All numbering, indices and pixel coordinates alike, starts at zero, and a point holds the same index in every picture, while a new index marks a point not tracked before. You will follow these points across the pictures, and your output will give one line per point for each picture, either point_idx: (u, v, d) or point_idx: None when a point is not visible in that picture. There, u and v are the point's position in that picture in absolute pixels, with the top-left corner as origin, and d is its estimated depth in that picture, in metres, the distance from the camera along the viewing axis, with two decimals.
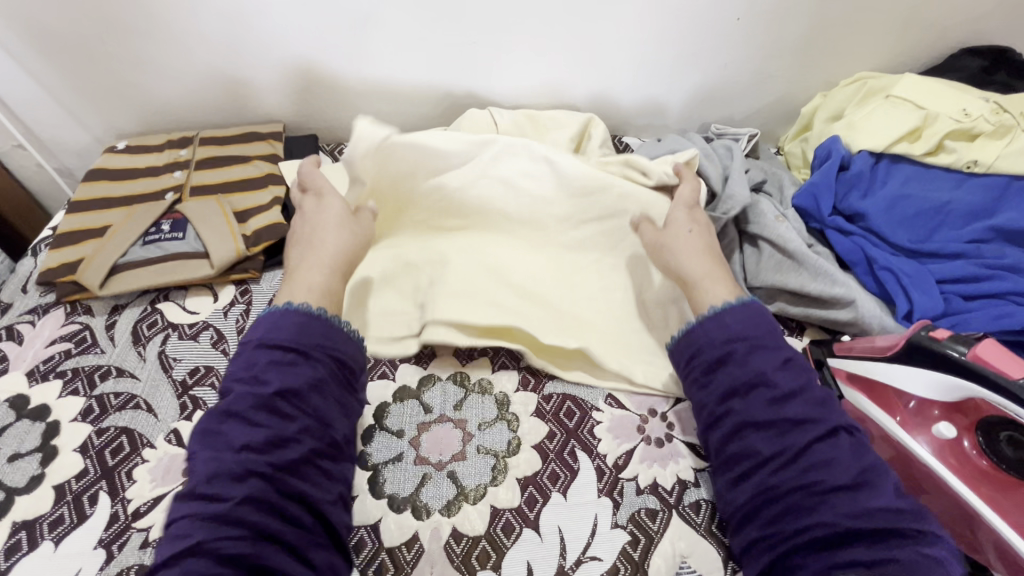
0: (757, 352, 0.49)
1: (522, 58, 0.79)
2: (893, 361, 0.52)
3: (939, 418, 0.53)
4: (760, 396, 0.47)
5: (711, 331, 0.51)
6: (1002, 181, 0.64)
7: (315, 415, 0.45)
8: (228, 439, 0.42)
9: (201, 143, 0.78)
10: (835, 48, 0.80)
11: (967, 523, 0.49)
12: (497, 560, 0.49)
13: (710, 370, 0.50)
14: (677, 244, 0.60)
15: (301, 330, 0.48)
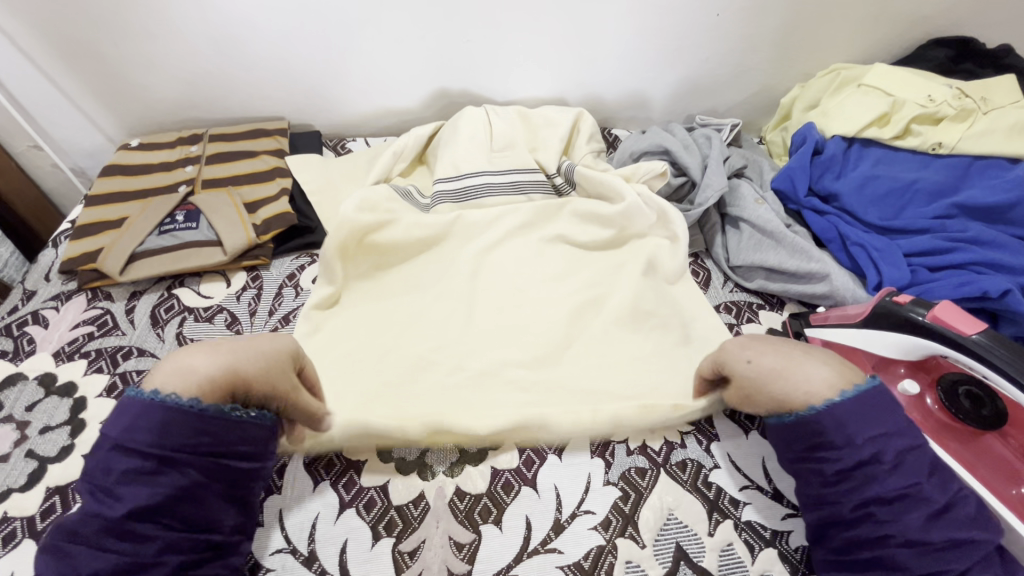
0: (909, 456, 0.42)
1: (514, 55, 0.84)
2: (863, 326, 0.57)
3: (902, 376, 0.57)
4: (916, 513, 0.41)
5: (840, 432, 0.44)
6: (964, 161, 0.68)
7: (185, 520, 0.41)
8: (74, 564, 0.38)
9: (210, 139, 0.83)
10: (811, 41, 0.84)
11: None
12: (497, 514, 0.53)
13: (846, 472, 0.43)
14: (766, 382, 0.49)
15: (161, 433, 0.41)
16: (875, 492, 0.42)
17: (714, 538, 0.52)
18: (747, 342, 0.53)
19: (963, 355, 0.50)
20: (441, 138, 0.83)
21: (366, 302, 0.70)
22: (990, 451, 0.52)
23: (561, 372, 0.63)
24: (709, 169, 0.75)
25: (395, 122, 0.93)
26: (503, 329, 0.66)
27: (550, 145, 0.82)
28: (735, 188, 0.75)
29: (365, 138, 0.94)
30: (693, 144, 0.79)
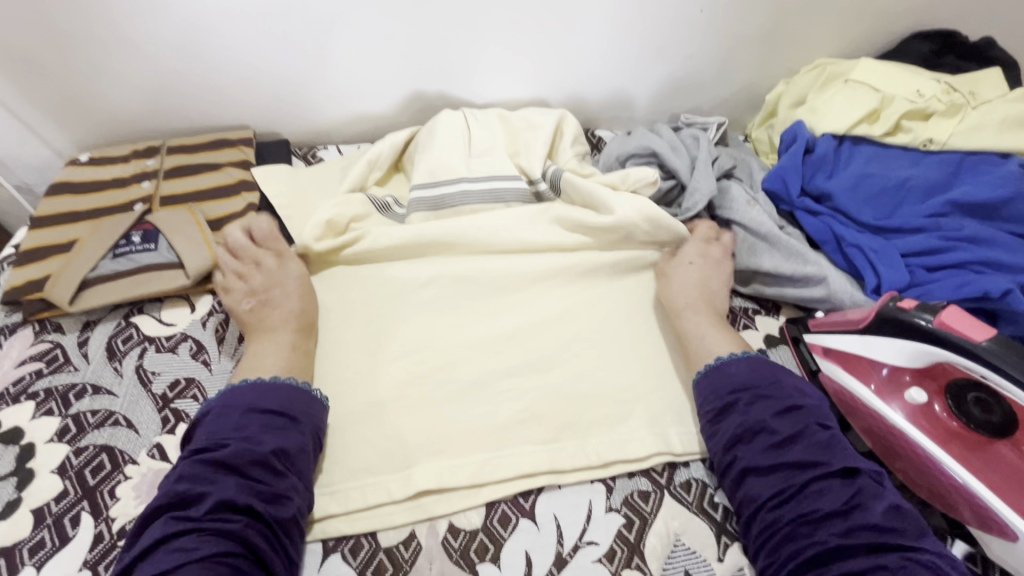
0: (758, 402, 0.52)
1: (491, 54, 0.80)
2: (866, 333, 0.55)
3: (908, 384, 0.55)
4: (762, 444, 0.49)
5: (717, 382, 0.54)
6: (956, 157, 0.66)
7: (299, 474, 0.48)
8: (223, 489, 0.44)
9: (168, 152, 0.77)
10: (795, 36, 0.82)
11: (943, 487, 0.50)
12: (495, 551, 0.49)
13: (715, 421, 0.52)
14: (674, 276, 0.66)
15: (292, 402, 0.51)
16: (735, 433, 0.51)
17: (724, 564, 0.49)
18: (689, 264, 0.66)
19: (974, 362, 0.47)
20: (417, 144, 0.79)
21: (340, 308, 0.66)
22: (1001, 462, 0.50)
23: (554, 391, 0.60)
24: (698, 171, 0.73)
25: (368, 128, 0.88)
26: (491, 347, 0.63)
27: (532, 150, 0.79)
28: (725, 189, 0.73)
29: (336, 146, 0.89)
30: (681, 145, 0.76)
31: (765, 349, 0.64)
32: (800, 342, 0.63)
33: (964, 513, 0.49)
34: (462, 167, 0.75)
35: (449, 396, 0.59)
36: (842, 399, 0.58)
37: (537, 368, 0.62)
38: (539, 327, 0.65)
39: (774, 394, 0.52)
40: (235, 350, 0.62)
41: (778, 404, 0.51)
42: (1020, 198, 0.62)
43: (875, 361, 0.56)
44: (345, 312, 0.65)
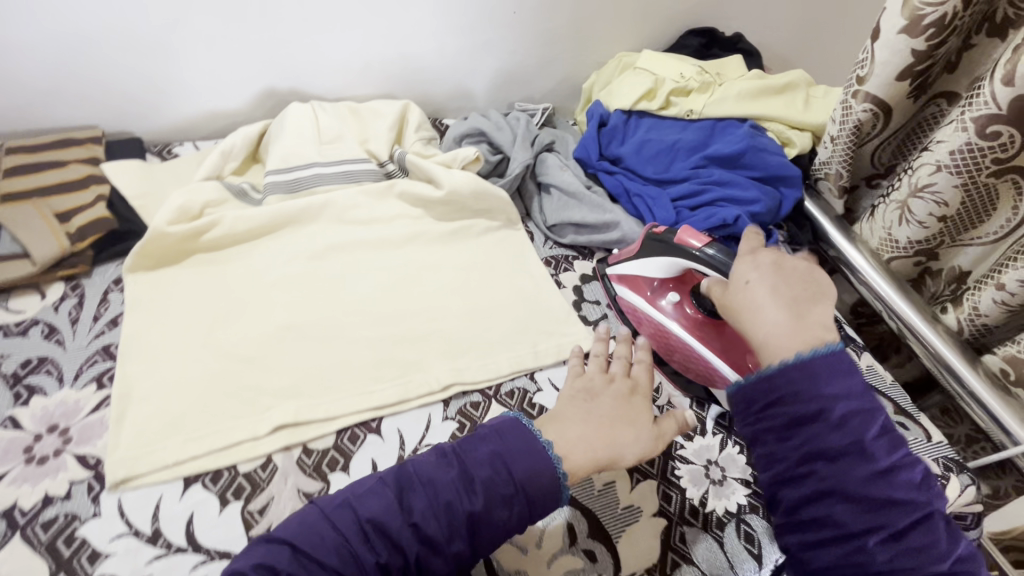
0: (854, 413, 0.43)
1: (334, 50, 0.88)
2: (638, 257, 0.71)
3: (670, 292, 0.70)
4: (860, 468, 0.42)
5: (800, 382, 0.44)
6: (710, 123, 0.85)
7: (472, 541, 0.45)
8: (434, 492, 0.45)
9: (8, 152, 0.77)
10: (596, 33, 0.99)
11: (700, 364, 0.67)
12: (345, 462, 0.58)
13: (796, 426, 0.44)
14: (744, 288, 0.51)
15: (534, 477, 0.46)
16: (821, 446, 0.43)
17: None
18: (777, 265, 0.52)
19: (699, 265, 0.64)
20: (270, 135, 0.85)
21: (196, 284, 0.71)
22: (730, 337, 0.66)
23: (400, 333, 0.69)
24: (519, 145, 0.86)
25: (225, 124, 0.93)
26: (344, 305, 0.71)
27: (379, 136, 0.89)
28: (544, 159, 0.87)
29: (192, 142, 0.92)
30: (507, 124, 0.90)
31: (580, 285, 0.79)
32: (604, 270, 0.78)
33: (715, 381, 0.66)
34: (312, 154, 0.84)
35: (305, 347, 0.66)
36: (633, 312, 0.73)
37: (385, 317, 0.71)
38: (388, 284, 0.74)
39: (866, 407, 0.44)
40: (90, 327, 0.65)
41: (875, 422, 0.43)
42: (751, 149, 0.81)
43: (648, 279, 0.71)
44: (203, 288, 0.71)
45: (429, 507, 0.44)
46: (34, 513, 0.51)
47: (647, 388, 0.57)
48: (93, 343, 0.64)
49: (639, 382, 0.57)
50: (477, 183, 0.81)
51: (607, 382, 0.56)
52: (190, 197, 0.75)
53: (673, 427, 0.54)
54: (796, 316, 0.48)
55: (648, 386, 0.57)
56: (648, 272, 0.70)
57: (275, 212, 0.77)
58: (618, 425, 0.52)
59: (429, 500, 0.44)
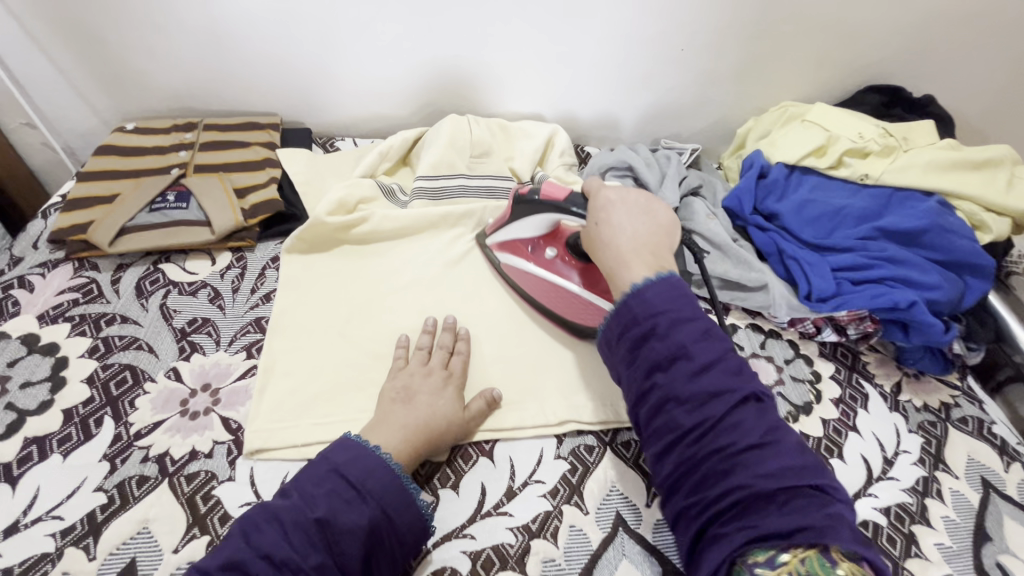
0: (681, 325, 0.50)
1: (496, 68, 0.91)
2: (509, 220, 0.72)
3: (546, 247, 0.73)
4: (684, 370, 0.48)
5: (637, 307, 0.52)
6: (887, 192, 0.76)
7: (338, 554, 0.46)
8: (281, 516, 0.47)
9: (205, 128, 0.87)
10: (764, 79, 0.94)
11: (576, 306, 0.69)
12: (455, 480, 0.57)
13: (635, 349, 0.51)
14: (603, 225, 0.59)
15: (369, 475, 0.50)
16: (656, 359, 0.49)
17: (651, 509, 0.57)
18: (628, 204, 0.60)
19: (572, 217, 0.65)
20: (423, 142, 0.89)
21: (341, 274, 0.75)
22: (594, 278, 0.69)
23: (521, 357, 0.68)
24: (667, 185, 0.83)
25: (383, 126, 0.99)
26: (470, 317, 0.72)
27: (526, 156, 0.89)
28: (690, 203, 0.83)
29: (352, 138, 0.98)
30: (656, 162, 0.87)
31: None
32: (483, 245, 0.79)
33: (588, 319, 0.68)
34: (462, 166, 0.87)
35: None
36: (518, 276, 0.74)
37: (508, 337, 0.70)
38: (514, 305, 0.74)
39: (691, 315, 0.50)
40: (247, 299, 0.71)
41: (696, 325, 0.50)
42: (936, 228, 0.71)
43: (525, 240, 0.74)
44: (346, 278, 0.74)
45: (278, 533, 0.46)
46: (181, 464, 0.55)
47: (460, 377, 0.63)
48: (247, 314, 0.69)
49: (455, 371, 0.63)
50: None
51: (413, 377, 0.61)
52: (349, 191, 0.80)
53: (481, 406, 0.60)
54: (637, 250, 0.56)
55: (461, 375, 0.63)
56: (524, 234, 0.73)
57: (420, 216, 0.80)
58: (438, 417, 0.57)
59: (277, 530, 0.46)
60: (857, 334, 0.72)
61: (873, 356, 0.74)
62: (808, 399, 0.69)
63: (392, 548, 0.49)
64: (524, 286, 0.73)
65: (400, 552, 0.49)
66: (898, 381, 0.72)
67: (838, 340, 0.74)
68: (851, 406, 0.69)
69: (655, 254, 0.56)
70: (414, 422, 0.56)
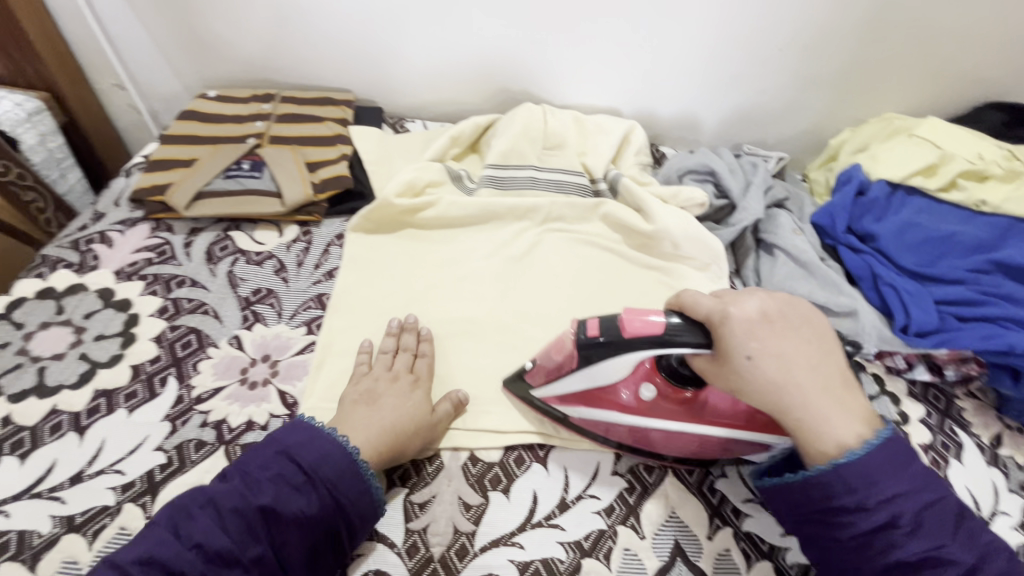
0: (927, 516, 0.42)
1: (576, 58, 0.87)
2: (580, 368, 0.54)
3: (632, 387, 0.55)
4: (945, 575, 0.40)
5: (863, 492, 0.42)
6: (1006, 222, 0.69)
7: (279, 543, 0.45)
8: (220, 507, 0.45)
9: (282, 101, 0.88)
10: (867, 87, 0.87)
11: (695, 443, 0.55)
12: (506, 484, 0.55)
13: (864, 540, 0.42)
14: (768, 366, 0.45)
15: (322, 461, 0.49)
16: (900, 557, 0.41)
17: (712, 543, 0.53)
18: (776, 327, 0.47)
19: (670, 347, 0.48)
20: (495, 129, 0.87)
21: (403, 257, 0.73)
22: (713, 406, 0.54)
23: None
24: (751, 194, 0.78)
25: (455, 111, 0.97)
26: (531, 314, 0.69)
27: (599, 152, 0.85)
28: (774, 216, 0.77)
29: (422, 121, 0.97)
30: (740, 169, 0.81)
31: None
32: (512, 383, 0.60)
33: (711, 452, 0.56)
34: (533, 157, 0.84)
35: (487, 348, 0.65)
36: (601, 428, 0.57)
37: None
38: (577, 306, 0.71)
39: (931, 496, 0.43)
40: (310, 274, 0.70)
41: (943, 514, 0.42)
42: None
43: (600, 386, 0.55)
44: (408, 263, 0.73)
45: (213, 521, 0.44)
46: (238, 432, 0.55)
47: (427, 380, 0.60)
48: (310, 289, 0.69)
49: (421, 374, 0.60)
50: (690, 225, 0.75)
51: (377, 383, 0.57)
52: (417, 174, 0.78)
53: (449, 408, 0.57)
54: (826, 392, 0.45)
55: (428, 376, 0.60)
56: (599, 381, 0.55)
57: (487, 205, 0.77)
58: (408, 422, 0.54)
59: (214, 519, 0.45)
60: (956, 376, 0.67)
61: (968, 402, 0.67)
62: None
63: (340, 535, 0.48)
64: (611, 436, 0.57)
65: (349, 539, 0.48)
66: (998, 433, 0.64)
67: (931, 380, 0.67)
68: (942, 455, 0.62)
69: (834, 385, 0.46)
70: (382, 428, 0.53)
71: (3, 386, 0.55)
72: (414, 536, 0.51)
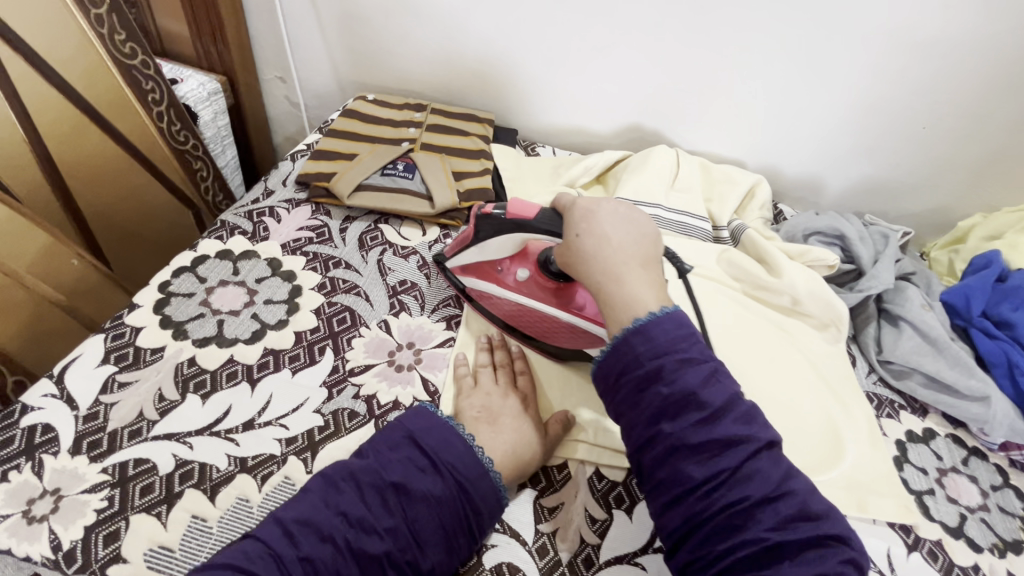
0: (685, 364, 0.43)
1: (715, 110, 0.91)
2: (476, 241, 0.65)
3: (516, 267, 0.66)
4: (692, 417, 0.42)
5: (639, 346, 0.45)
6: None
7: (410, 522, 0.47)
8: (350, 491, 0.48)
9: (432, 112, 0.95)
10: (1008, 175, 0.86)
11: (553, 328, 0.64)
12: (630, 505, 0.56)
13: (637, 390, 0.44)
14: (586, 237, 0.53)
15: (444, 446, 0.51)
16: (662, 406, 0.43)
17: None
18: (607, 213, 0.54)
19: (536, 230, 0.60)
20: (626, 164, 0.91)
21: None
22: (577, 301, 0.63)
23: None
24: (880, 264, 0.78)
25: (583, 142, 1.02)
26: None
27: (726, 200, 0.87)
28: (902, 288, 0.77)
29: (551, 147, 1.03)
30: (869, 238, 0.82)
31: (904, 441, 0.68)
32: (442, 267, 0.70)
33: (564, 339, 0.64)
34: (661, 196, 0.86)
35: None
36: (486, 301, 0.67)
37: None
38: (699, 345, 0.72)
39: (697, 353, 0.44)
40: None
41: (702, 365, 0.44)
42: None
43: (493, 261, 0.67)
44: None
45: (354, 493, 0.47)
46: (386, 410, 0.59)
47: (532, 398, 0.61)
48: (449, 288, 0.73)
49: (525, 391, 0.61)
50: (817, 285, 0.75)
51: (488, 403, 0.58)
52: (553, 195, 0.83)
53: (559, 429, 0.58)
54: (629, 264, 0.50)
55: (531, 394, 0.61)
56: (490, 256, 0.66)
57: None
58: (529, 446, 0.55)
59: (354, 492, 0.48)
60: None
61: None
62: (1019, 536, 0.62)
63: (467, 522, 0.49)
64: (493, 309, 0.67)
65: (475, 525, 0.49)
66: None
67: None
68: None
69: (645, 266, 0.51)
70: (506, 452, 0.54)
71: (189, 330, 0.62)
72: (544, 539, 0.53)
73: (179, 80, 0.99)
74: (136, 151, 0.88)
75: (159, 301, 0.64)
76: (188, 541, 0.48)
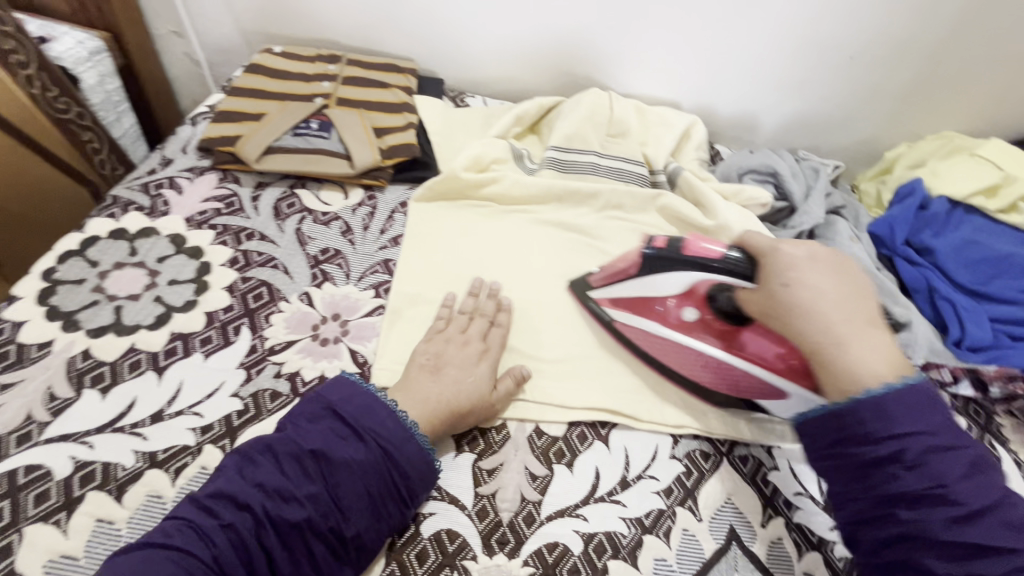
0: (937, 453, 0.40)
1: (648, 49, 0.87)
2: (637, 275, 0.61)
3: (681, 307, 0.61)
4: (940, 512, 0.39)
5: (872, 422, 0.41)
6: None
7: (331, 488, 0.45)
8: (259, 470, 0.45)
9: (347, 63, 0.87)
10: (931, 103, 0.87)
11: (717, 373, 0.59)
12: (570, 459, 0.56)
13: (869, 467, 0.41)
14: (801, 289, 0.46)
15: (365, 413, 0.49)
16: (900, 489, 0.40)
17: (765, 530, 0.53)
18: (815, 258, 0.47)
19: (714, 272, 0.55)
20: (559, 111, 0.87)
21: (466, 226, 0.73)
22: (749, 345, 0.59)
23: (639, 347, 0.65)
24: (812, 200, 0.79)
25: (515, 90, 0.97)
26: None
27: (661, 143, 0.85)
28: (831, 222, 0.78)
29: (482, 97, 0.97)
30: (801, 174, 0.82)
31: None
32: (581, 294, 0.67)
33: (730, 385, 0.59)
34: (595, 143, 0.83)
35: (547, 326, 0.65)
36: (642, 338, 0.63)
37: None
38: None
39: (950, 440, 0.40)
40: (376, 238, 0.71)
41: (961, 458, 0.40)
42: None
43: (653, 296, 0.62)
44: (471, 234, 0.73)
45: (271, 464, 0.45)
46: (311, 386, 0.55)
47: (496, 352, 0.59)
48: (376, 254, 0.69)
49: (492, 346, 0.60)
50: (751, 224, 0.75)
51: (444, 351, 0.57)
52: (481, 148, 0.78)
53: (511, 385, 0.57)
54: (851, 323, 0.44)
55: (498, 347, 0.59)
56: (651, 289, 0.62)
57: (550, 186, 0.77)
58: (467, 398, 0.54)
59: (272, 465, 0.46)
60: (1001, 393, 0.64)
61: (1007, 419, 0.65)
62: None
63: (395, 486, 0.47)
64: (638, 343, 0.63)
65: (405, 489, 0.48)
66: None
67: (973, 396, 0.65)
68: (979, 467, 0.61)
69: (870, 323, 0.45)
70: (442, 401, 0.52)
71: (82, 320, 0.56)
72: (484, 501, 0.52)
73: (51, 39, 0.87)
74: (8, 126, 0.78)
75: (44, 291, 0.58)
76: (93, 547, 0.44)
